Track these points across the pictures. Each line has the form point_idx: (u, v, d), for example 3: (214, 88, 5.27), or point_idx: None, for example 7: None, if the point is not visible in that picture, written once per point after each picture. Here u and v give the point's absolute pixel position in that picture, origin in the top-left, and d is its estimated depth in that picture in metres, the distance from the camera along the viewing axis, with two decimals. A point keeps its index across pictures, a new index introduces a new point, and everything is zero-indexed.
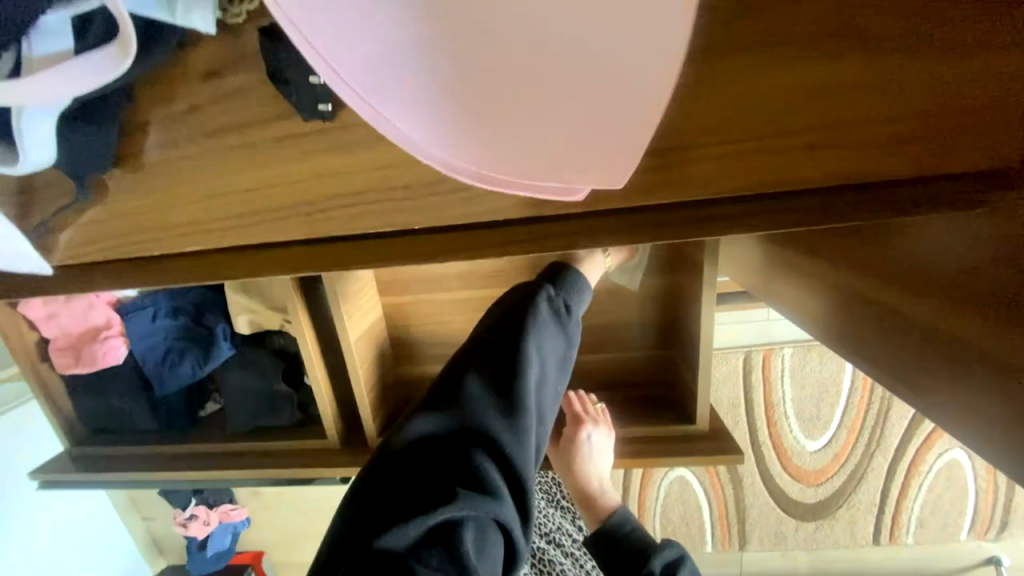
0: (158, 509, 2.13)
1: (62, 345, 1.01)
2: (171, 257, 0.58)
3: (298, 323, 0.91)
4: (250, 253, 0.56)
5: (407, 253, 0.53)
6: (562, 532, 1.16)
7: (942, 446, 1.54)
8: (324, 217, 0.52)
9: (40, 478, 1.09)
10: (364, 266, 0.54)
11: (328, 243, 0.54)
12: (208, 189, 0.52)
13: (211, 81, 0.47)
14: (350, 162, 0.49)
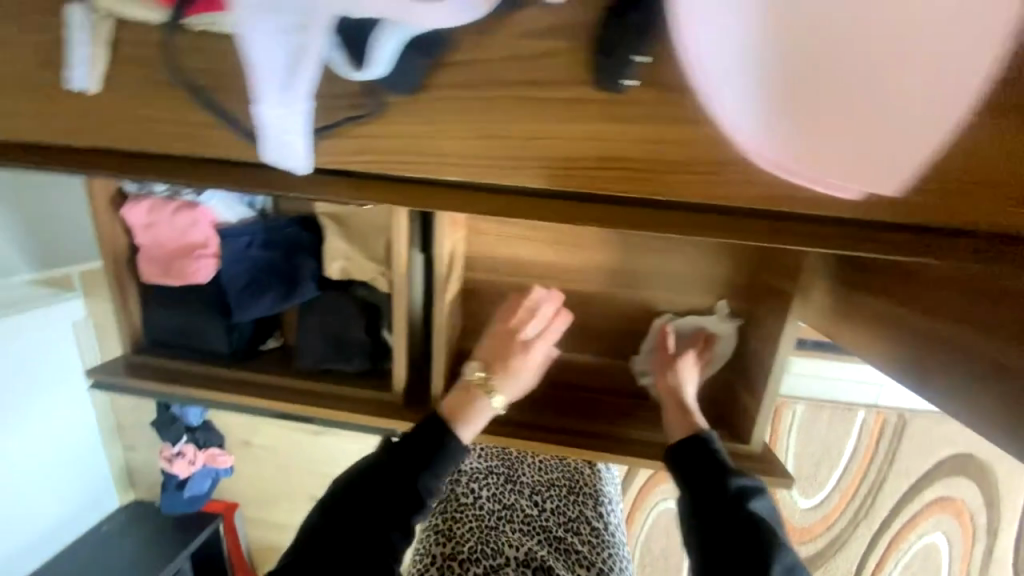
0: (143, 439, 2.03)
1: (152, 254, 1.03)
2: (395, 183, 0.64)
3: (400, 278, 0.95)
4: (479, 193, 0.63)
5: (627, 219, 0.62)
6: (581, 521, 1.44)
7: (923, 527, 1.59)
8: (576, 172, 0.60)
9: (94, 379, 1.11)
10: (583, 223, 0.62)
11: (555, 199, 0.62)
12: (480, 128, 0.59)
13: (518, 34, 0.55)
14: (628, 131, 0.58)
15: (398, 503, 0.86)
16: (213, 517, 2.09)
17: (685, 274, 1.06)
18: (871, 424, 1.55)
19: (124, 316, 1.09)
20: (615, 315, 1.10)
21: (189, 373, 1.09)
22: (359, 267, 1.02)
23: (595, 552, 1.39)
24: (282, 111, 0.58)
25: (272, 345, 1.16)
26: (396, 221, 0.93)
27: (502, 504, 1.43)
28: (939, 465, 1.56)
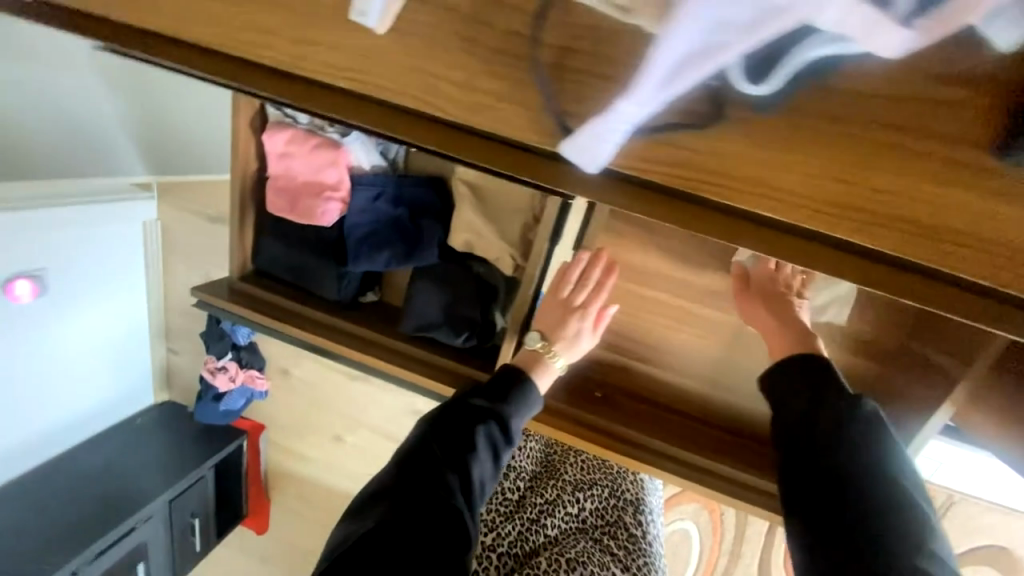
0: (189, 347, 2.07)
1: (282, 187, 1.00)
2: (662, 200, 0.54)
3: (533, 266, 0.93)
4: (768, 228, 0.53)
5: (924, 294, 0.54)
6: (620, 526, 1.37)
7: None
8: (960, 253, 0.45)
9: (197, 296, 1.11)
10: (877, 288, 0.54)
11: (857, 257, 0.53)
12: (849, 169, 0.44)
13: (952, 61, 0.40)
14: None
15: (457, 466, 0.82)
16: (239, 433, 2.11)
17: (832, 326, 0.95)
18: None
19: (237, 241, 1.08)
20: (734, 350, 1.03)
21: (291, 311, 1.08)
22: (488, 245, 0.98)
23: (632, 560, 1.31)
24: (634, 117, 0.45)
25: (370, 299, 1.14)
26: (546, 207, 0.88)
27: (544, 502, 1.39)
28: (970, 551, 1.62)
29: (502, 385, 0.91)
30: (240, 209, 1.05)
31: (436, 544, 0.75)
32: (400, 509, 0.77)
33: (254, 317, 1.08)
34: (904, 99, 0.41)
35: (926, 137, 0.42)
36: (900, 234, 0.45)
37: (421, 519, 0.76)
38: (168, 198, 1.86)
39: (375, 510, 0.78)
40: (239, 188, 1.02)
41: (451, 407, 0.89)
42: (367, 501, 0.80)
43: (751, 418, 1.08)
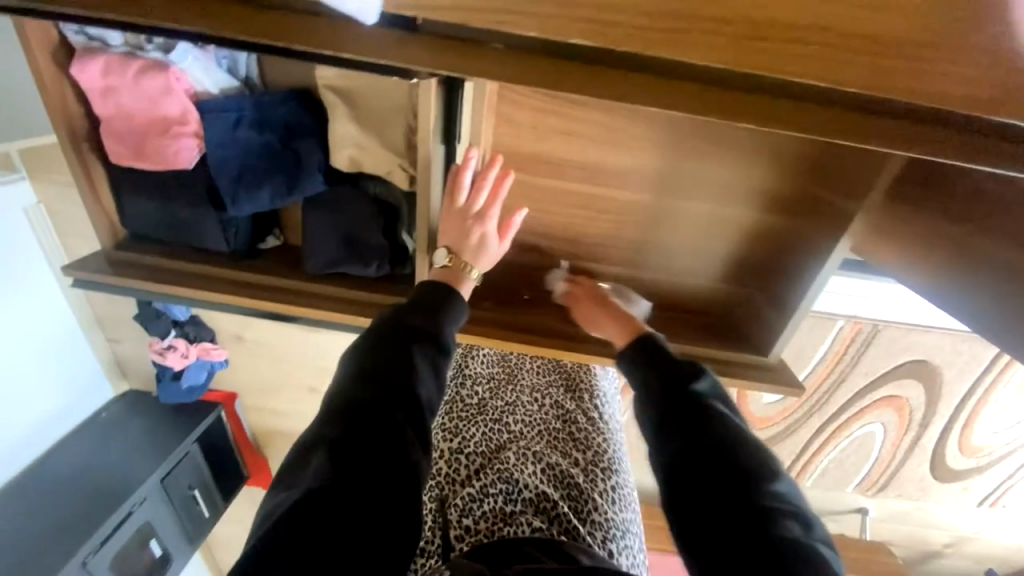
0: (130, 331, 1.94)
1: (121, 130, 0.86)
2: (477, 54, 0.60)
3: (425, 175, 0.84)
4: (572, 64, 0.61)
5: (737, 110, 0.61)
6: (580, 412, 1.40)
7: (866, 418, 1.94)
8: (712, 43, 0.52)
9: (72, 276, 0.99)
10: (679, 111, 0.60)
11: (659, 80, 0.61)
12: None
13: None
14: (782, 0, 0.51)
15: (403, 394, 0.78)
16: (212, 405, 2.06)
17: (737, 187, 0.96)
18: (847, 332, 1.76)
19: (97, 208, 0.95)
20: (652, 227, 1.02)
21: (183, 274, 0.98)
22: (373, 160, 0.87)
23: (592, 441, 1.35)
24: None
25: (272, 245, 1.05)
26: (421, 103, 0.77)
27: (504, 404, 1.35)
28: (897, 367, 1.83)
29: (437, 304, 0.87)
30: (85, 171, 0.90)
31: (393, 475, 0.72)
32: (348, 451, 0.72)
33: (142, 286, 0.97)
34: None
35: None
36: (669, 37, 0.52)
37: (373, 453, 0.72)
38: (45, 175, 1.60)
39: (317, 459, 0.72)
40: (69, 145, 0.87)
41: (383, 339, 0.83)
42: (305, 453, 0.74)
43: (683, 290, 1.09)
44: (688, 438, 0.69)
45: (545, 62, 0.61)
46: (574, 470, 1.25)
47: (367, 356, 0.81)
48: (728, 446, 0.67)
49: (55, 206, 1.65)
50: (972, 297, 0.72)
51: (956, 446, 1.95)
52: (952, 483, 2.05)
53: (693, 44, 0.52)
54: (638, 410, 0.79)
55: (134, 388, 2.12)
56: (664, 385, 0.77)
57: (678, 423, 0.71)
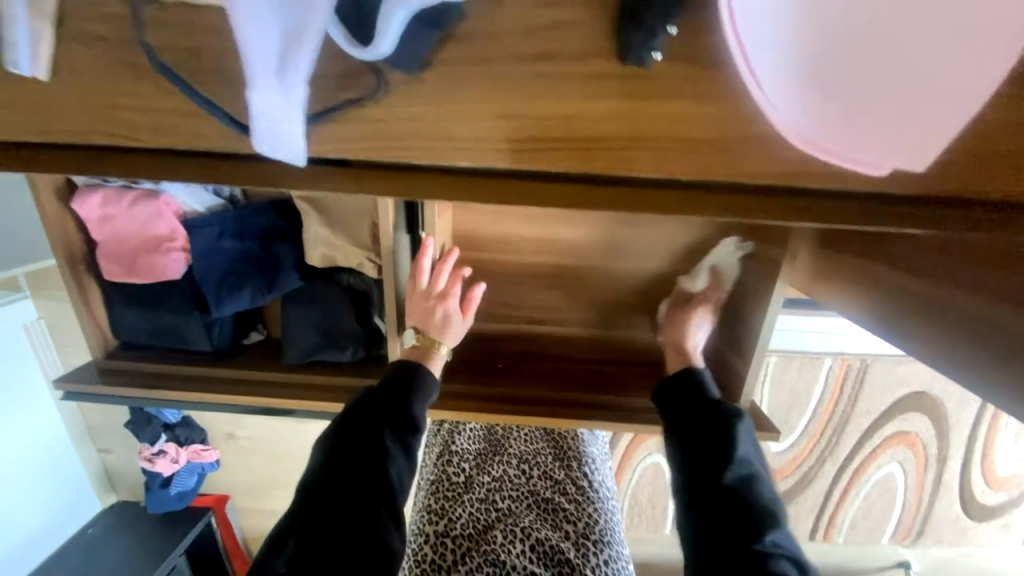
0: (119, 438, 1.90)
1: (115, 252, 0.95)
2: (400, 173, 0.59)
3: (390, 264, 0.92)
4: (495, 178, 0.59)
5: (673, 203, 0.59)
6: (569, 482, 1.36)
7: (881, 460, 1.88)
8: (607, 151, 0.56)
9: (66, 388, 1.03)
10: (611, 207, 0.59)
11: (587, 184, 0.59)
12: (514, 100, 0.54)
13: (545, 10, 0.50)
14: (665, 109, 0.54)
15: (373, 474, 0.82)
16: (203, 510, 1.96)
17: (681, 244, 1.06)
18: (837, 370, 1.77)
19: (90, 320, 1.01)
20: (611, 288, 1.10)
21: (171, 377, 1.03)
22: (345, 254, 0.96)
23: (582, 512, 1.30)
24: (278, 97, 0.52)
25: (256, 339, 1.10)
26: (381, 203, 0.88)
27: (492, 480, 1.32)
28: (897, 401, 1.81)
29: (407, 382, 0.92)
30: (83, 290, 0.99)
31: (362, 558, 0.75)
32: (316, 535, 0.76)
33: (131, 392, 1.01)
34: (545, 33, 0.51)
35: (590, 60, 0.52)
36: (570, 149, 0.56)
37: (343, 534, 0.77)
38: (48, 292, 1.65)
39: (288, 545, 0.76)
40: (67, 266, 0.95)
41: (354, 421, 0.87)
42: (282, 540, 0.78)
43: (653, 344, 1.13)
44: (708, 457, 0.82)
45: (471, 179, 0.59)
46: (564, 544, 1.22)
47: (336, 436, 0.86)
48: (744, 474, 0.80)
49: (56, 320, 1.70)
50: (918, 337, 0.73)
51: (982, 480, 1.87)
52: (990, 522, 1.93)
53: (591, 156, 0.56)
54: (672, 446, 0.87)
55: (122, 499, 2.02)
56: (694, 405, 0.88)
57: (705, 447, 0.83)
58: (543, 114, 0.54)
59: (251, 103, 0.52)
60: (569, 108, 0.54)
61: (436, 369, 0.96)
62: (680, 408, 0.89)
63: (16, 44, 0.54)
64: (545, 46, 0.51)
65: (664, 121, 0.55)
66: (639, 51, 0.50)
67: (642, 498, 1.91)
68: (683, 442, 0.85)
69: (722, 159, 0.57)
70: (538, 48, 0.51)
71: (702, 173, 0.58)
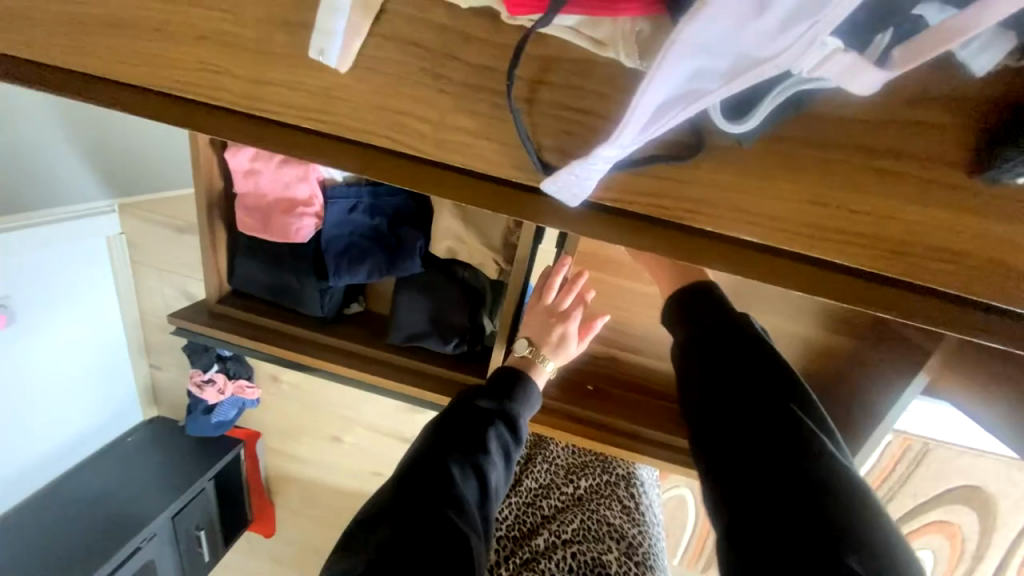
0: (173, 358, 1.95)
1: (251, 205, 0.97)
2: (630, 222, 0.51)
3: (518, 271, 0.91)
4: (740, 250, 0.50)
5: (942, 318, 0.50)
6: (615, 498, 1.29)
7: (913, 541, 1.81)
8: (904, 262, 0.46)
9: (175, 323, 1.07)
10: (866, 307, 0.50)
11: (850, 279, 0.50)
12: (811, 186, 0.44)
13: (897, 101, 0.40)
14: (1005, 231, 0.43)
15: (473, 474, 0.80)
16: (234, 443, 2.00)
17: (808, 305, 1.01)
18: (894, 447, 1.69)
19: (212, 264, 1.04)
20: None
21: (275, 333, 1.06)
22: (471, 253, 0.95)
23: (625, 532, 1.23)
24: (613, 151, 0.42)
25: (355, 310, 1.11)
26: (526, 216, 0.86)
27: (539, 486, 1.32)
28: (947, 491, 1.72)
29: (515, 388, 0.91)
30: (210, 234, 1.00)
31: (452, 559, 0.71)
32: (410, 525, 0.72)
33: (237, 340, 1.04)
34: (897, 125, 0.41)
35: (934, 164, 0.41)
36: (855, 248, 0.46)
37: (434, 529, 0.72)
38: (132, 210, 1.67)
39: (380, 527, 0.73)
40: (205, 210, 0.98)
41: (459, 415, 0.86)
42: (370, 521, 0.75)
43: None
44: (739, 413, 0.68)
45: (708, 245, 0.51)
46: (607, 558, 1.15)
47: (441, 428, 0.85)
48: (788, 412, 0.66)
49: (137, 238, 1.73)
50: None
51: None
52: None
53: (881, 261, 0.46)
54: (685, 389, 0.75)
55: (162, 415, 2.09)
56: (715, 349, 0.74)
57: (735, 402, 0.69)
58: (844, 208, 0.44)
59: (601, 151, 0.43)
60: (877, 206, 0.44)
61: (541, 383, 0.95)
62: (700, 355, 0.75)
63: (331, 35, 0.45)
64: (887, 141, 0.41)
65: (997, 242, 0.43)
66: (1001, 173, 0.40)
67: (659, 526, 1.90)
68: (703, 394, 0.72)
69: None
70: (876, 139, 0.41)
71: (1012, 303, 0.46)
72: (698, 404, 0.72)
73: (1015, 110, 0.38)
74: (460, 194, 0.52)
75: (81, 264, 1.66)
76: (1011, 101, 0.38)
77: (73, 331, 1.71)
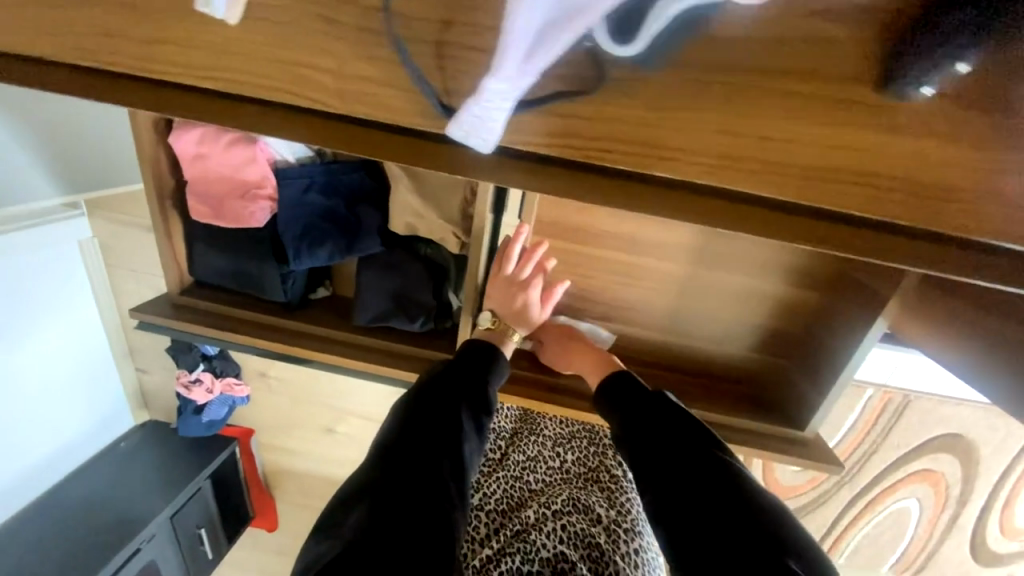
0: (161, 360, 1.95)
1: (202, 191, 0.95)
2: (569, 170, 0.57)
3: (477, 244, 0.89)
4: (668, 188, 0.57)
5: (850, 242, 0.57)
6: (600, 469, 1.31)
7: (900, 493, 1.83)
8: (812, 183, 0.53)
9: (137, 318, 1.06)
10: (779, 236, 0.57)
11: (765, 208, 0.57)
12: (730, 111, 0.50)
13: (805, 24, 0.47)
14: (892, 148, 0.50)
15: (447, 448, 0.80)
16: (228, 441, 2.01)
17: (772, 261, 1.01)
18: (875, 402, 1.72)
19: (172, 258, 1.03)
20: (685, 295, 1.06)
21: (239, 321, 1.04)
22: (430, 227, 0.94)
23: (611, 500, 1.24)
24: (504, 85, 0.49)
25: (322, 295, 1.11)
26: (480, 184, 0.84)
27: (525, 460, 1.30)
28: (928, 440, 1.76)
29: (485, 362, 0.91)
30: (165, 225, 0.99)
31: (430, 532, 0.70)
32: (386, 503, 0.72)
33: (199, 331, 1.03)
34: (800, 50, 0.48)
35: (833, 87, 0.49)
36: (771, 174, 0.52)
37: (411, 504, 0.72)
38: (101, 212, 1.65)
39: (358, 509, 0.72)
40: (157, 200, 0.96)
41: (431, 392, 0.86)
42: (347, 505, 0.74)
43: (714, 356, 1.10)
44: (671, 471, 0.73)
45: (638, 187, 0.57)
46: (596, 529, 1.15)
47: (413, 407, 0.84)
48: (710, 465, 0.72)
49: (109, 241, 1.71)
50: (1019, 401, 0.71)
51: (997, 529, 1.81)
52: (993, 569, 1.88)
53: (792, 185, 0.53)
54: (623, 452, 0.81)
55: (154, 419, 2.09)
56: (644, 418, 0.81)
57: (671, 470, 0.73)
58: (758, 134, 0.51)
59: (487, 87, 0.49)
60: (786, 131, 0.51)
61: (508, 355, 0.96)
62: (630, 428, 0.81)
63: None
64: (791, 68, 0.48)
65: (887, 159, 0.51)
66: (908, 83, 0.47)
67: None
68: (639, 457, 0.77)
69: (932, 206, 0.52)
70: (782, 66, 0.48)
71: (904, 218, 0.53)
72: (637, 466, 0.77)
73: (894, 34, 0.46)
74: (401, 154, 0.57)
75: (56, 272, 1.64)
76: (890, 30, 0.46)
77: (56, 339, 1.69)
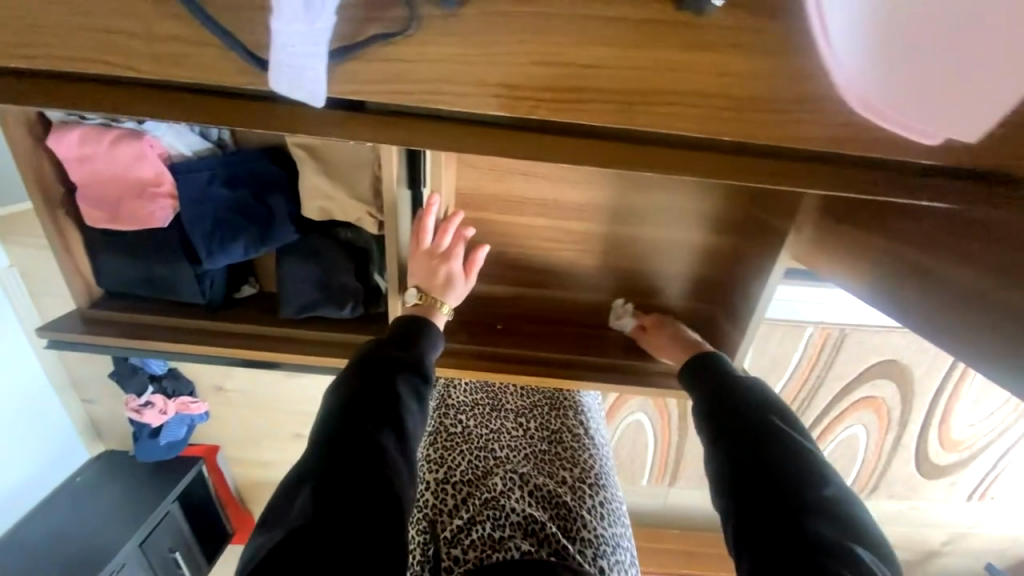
0: (106, 389, 1.84)
1: (94, 195, 0.90)
2: (423, 120, 0.58)
3: (391, 220, 0.89)
4: (521, 130, 0.59)
5: (694, 165, 0.61)
6: None
7: (847, 420, 1.95)
8: (642, 110, 0.53)
9: (47, 338, 0.99)
10: (629, 166, 0.60)
11: (613, 141, 0.60)
12: (547, 41, 0.50)
13: None
14: (706, 64, 0.51)
15: (391, 420, 0.77)
16: (193, 460, 1.93)
17: (688, 210, 1.05)
18: (816, 339, 1.81)
19: (76, 272, 0.97)
20: (612, 252, 1.08)
21: (161, 328, 1.00)
22: (344, 209, 0.92)
23: (577, 457, 1.16)
24: (303, 27, 0.48)
25: (248, 293, 1.07)
26: (385, 158, 0.83)
27: (489, 432, 1.15)
28: (867, 369, 1.86)
29: (423, 333, 0.90)
30: (60, 236, 0.93)
31: (376, 506, 0.68)
32: (332, 484, 0.69)
33: (118, 343, 0.98)
34: None
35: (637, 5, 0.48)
36: (602, 104, 0.53)
37: (356, 481, 0.69)
38: (17, 240, 1.54)
39: (304, 493, 0.68)
40: (46, 210, 0.90)
41: (368, 367, 0.82)
42: (290, 492, 0.70)
43: (648, 308, 1.13)
44: (745, 437, 0.73)
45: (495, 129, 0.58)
46: (560, 488, 1.07)
47: (351, 383, 0.80)
48: (774, 427, 0.73)
49: (28, 269, 1.59)
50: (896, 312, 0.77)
51: (936, 441, 1.95)
52: (938, 480, 2.03)
53: (625, 113, 0.53)
54: (699, 422, 0.82)
55: (110, 449, 1.99)
56: (724, 393, 0.83)
57: (745, 435, 0.74)
58: (579, 63, 0.51)
59: (277, 31, 0.48)
60: (605, 57, 0.50)
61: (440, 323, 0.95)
62: (710, 401, 0.83)
63: None
64: None
65: (708, 77, 0.51)
66: None
67: (621, 456, 1.99)
68: (714, 425, 0.78)
69: (759, 120, 0.53)
70: None
71: (739, 134, 0.54)
72: (707, 435, 0.79)
73: None
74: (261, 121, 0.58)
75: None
76: None
77: None
